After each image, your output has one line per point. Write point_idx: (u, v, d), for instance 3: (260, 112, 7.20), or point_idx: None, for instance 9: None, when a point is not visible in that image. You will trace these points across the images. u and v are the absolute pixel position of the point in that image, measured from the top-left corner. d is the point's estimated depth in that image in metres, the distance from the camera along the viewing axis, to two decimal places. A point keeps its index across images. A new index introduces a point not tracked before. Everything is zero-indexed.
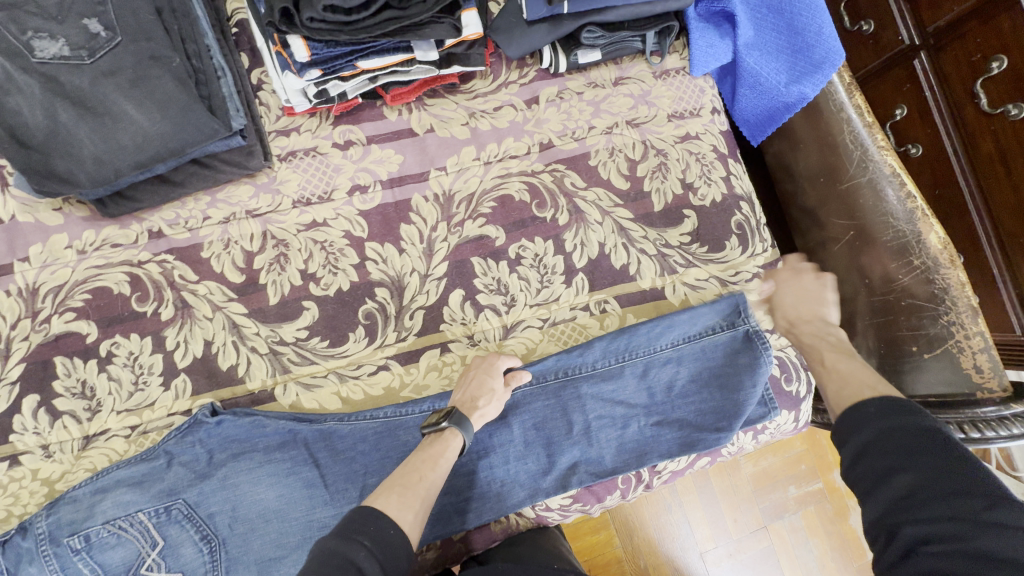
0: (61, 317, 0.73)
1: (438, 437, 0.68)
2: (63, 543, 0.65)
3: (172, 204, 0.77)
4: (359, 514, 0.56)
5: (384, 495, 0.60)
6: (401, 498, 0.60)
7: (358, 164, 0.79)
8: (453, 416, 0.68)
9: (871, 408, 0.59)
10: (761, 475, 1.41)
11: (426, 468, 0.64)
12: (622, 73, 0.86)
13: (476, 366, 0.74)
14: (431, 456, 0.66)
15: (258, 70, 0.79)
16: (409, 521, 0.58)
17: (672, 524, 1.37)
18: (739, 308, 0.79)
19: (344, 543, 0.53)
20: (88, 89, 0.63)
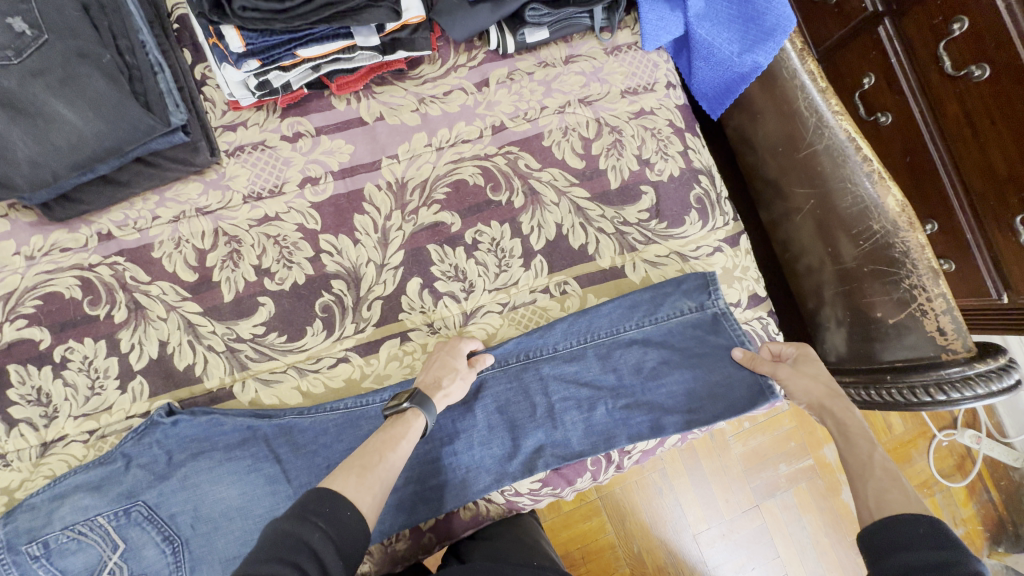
0: (12, 324, 0.72)
1: (397, 417, 0.67)
2: (21, 550, 0.65)
3: (120, 206, 0.76)
4: (315, 495, 0.55)
5: (342, 476, 0.59)
6: (358, 478, 0.59)
7: (308, 156, 0.79)
8: (414, 395, 0.68)
9: (922, 527, 0.53)
10: (751, 454, 1.41)
11: (385, 449, 0.63)
12: (573, 51, 0.85)
13: (437, 351, 0.73)
14: (392, 436, 0.65)
15: (202, 66, 0.78)
16: (367, 502, 0.57)
17: (664, 507, 1.37)
18: (711, 287, 0.78)
19: (298, 526, 0.52)
20: (17, 90, 0.62)
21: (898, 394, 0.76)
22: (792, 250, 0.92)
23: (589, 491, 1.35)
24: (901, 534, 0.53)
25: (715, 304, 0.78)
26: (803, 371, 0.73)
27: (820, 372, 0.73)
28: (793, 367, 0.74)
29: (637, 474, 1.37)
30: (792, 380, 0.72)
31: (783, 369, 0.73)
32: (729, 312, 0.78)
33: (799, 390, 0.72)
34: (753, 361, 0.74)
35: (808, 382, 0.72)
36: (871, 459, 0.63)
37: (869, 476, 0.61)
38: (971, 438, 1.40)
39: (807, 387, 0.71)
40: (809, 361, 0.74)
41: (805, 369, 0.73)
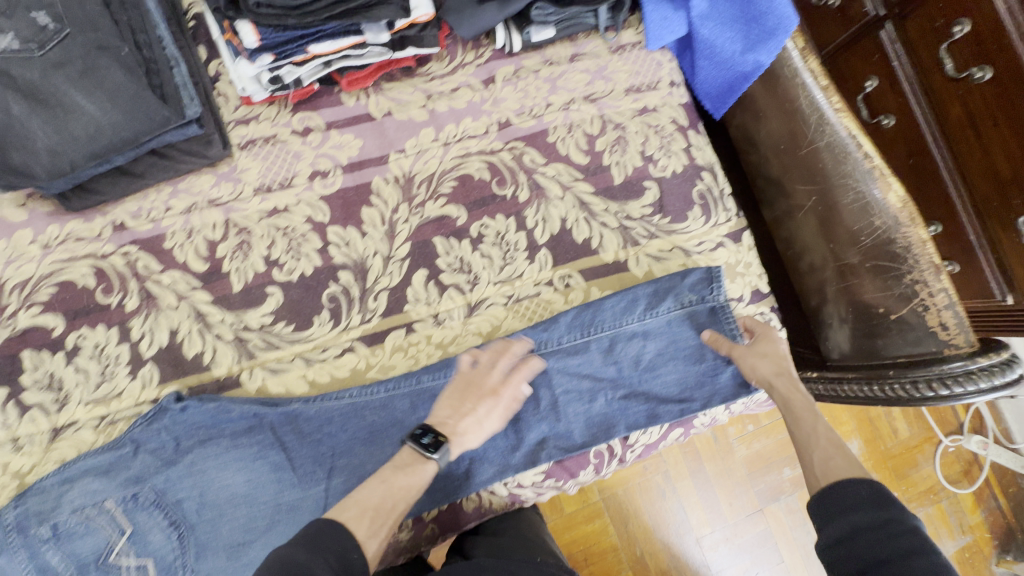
0: (28, 311, 0.74)
1: (419, 461, 0.66)
2: (31, 532, 0.66)
3: (134, 197, 0.77)
4: (329, 529, 0.56)
5: (357, 518, 0.59)
6: (370, 524, 0.59)
7: (318, 150, 0.80)
8: (442, 450, 0.65)
9: (864, 491, 0.57)
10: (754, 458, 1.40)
11: (400, 498, 0.63)
12: (577, 49, 0.86)
13: (473, 401, 0.70)
14: (410, 484, 0.64)
15: (216, 62, 0.80)
16: (373, 550, 0.58)
17: (667, 510, 1.36)
18: (712, 281, 0.78)
19: (311, 557, 0.52)
20: (40, 82, 0.64)
21: (901, 389, 0.76)
22: (795, 247, 0.93)
23: (591, 493, 1.35)
24: (846, 498, 0.58)
25: (717, 298, 0.78)
26: (758, 349, 0.75)
27: (773, 350, 0.75)
28: (750, 346, 0.76)
29: (640, 477, 1.36)
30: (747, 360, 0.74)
31: (741, 348, 0.75)
32: (729, 307, 0.78)
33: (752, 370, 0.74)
34: (717, 341, 0.77)
35: (759, 361, 0.74)
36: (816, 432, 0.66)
37: (813, 447, 0.65)
38: (978, 444, 1.39)
39: (761, 365, 0.73)
40: (767, 340, 0.76)
41: (762, 348, 0.75)
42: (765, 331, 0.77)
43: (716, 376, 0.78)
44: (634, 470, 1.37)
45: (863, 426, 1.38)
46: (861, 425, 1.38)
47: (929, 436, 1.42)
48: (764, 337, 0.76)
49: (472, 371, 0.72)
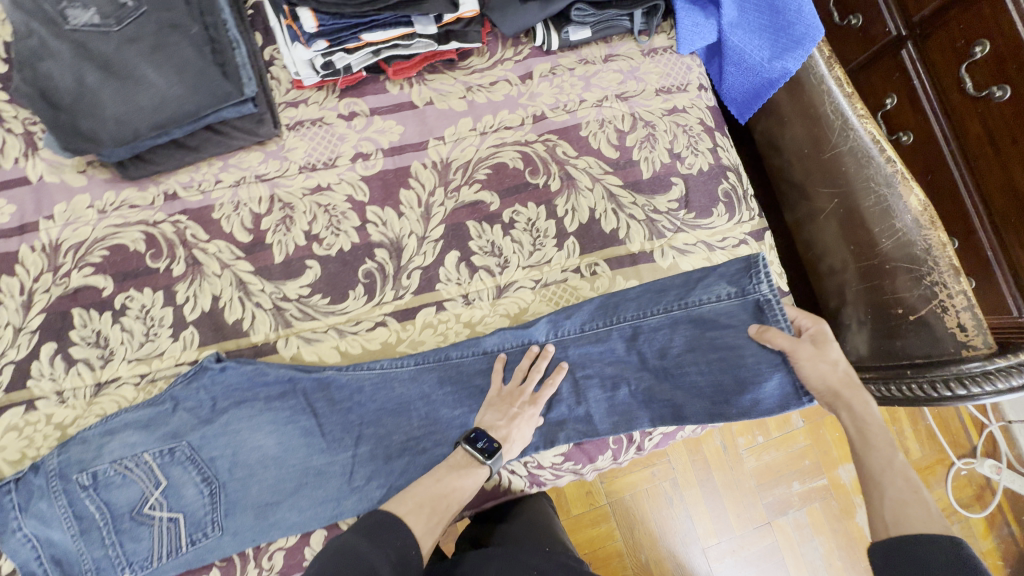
0: (80, 271, 0.78)
1: (472, 465, 0.70)
2: (72, 479, 0.69)
3: (187, 169, 0.82)
4: (389, 524, 0.61)
5: (416, 513, 0.64)
6: (427, 520, 0.64)
7: (361, 133, 0.84)
8: (497, 456, 0.70)
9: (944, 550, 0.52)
10: (763, 470, 1.40)
11: (454, 500, 0.67)
12: (612, 51, 0.90)
13: (520, 410, 0.75)
14: (461, 487, 0.68)
15: (271, 48, 0.85)
16: (427, 546, 0.63)
17: (674, 518, 1.36)
18: (754, 270, 0.77)
19: (372, 550, 0.58)
20: (114, 54, 0.70)
21: (918, 388, 0.78)
22: (815, 250, 0.95)
23: (598, 496, 1.35)
24: (921, 556, 0.53)
25: (766, 290, 0.76)
26: (824, 355, 0.71)
27: (840, 357, 0.71)
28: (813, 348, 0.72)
29: (647, 483, 1.37)
30: (807, 364, 0.71)
31: (804, 349, 0.71)
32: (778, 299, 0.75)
33: (813, 377, 0.70)
34: (765, 334, 0.74)
35: (824, 370, 0.70)
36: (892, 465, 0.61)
37: (886, 482, 0.61)
38: (991, 469, 1.39)
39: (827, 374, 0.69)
40: (828, 343, 0.72)
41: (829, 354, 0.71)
42: (822, 332, 0.73)
43: (760, 384, 0.75)
44: (642, 476, 1.37)
45: None
46: None
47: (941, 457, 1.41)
48: (824, 339, 0.72)
49: (507, 387, 0.77)
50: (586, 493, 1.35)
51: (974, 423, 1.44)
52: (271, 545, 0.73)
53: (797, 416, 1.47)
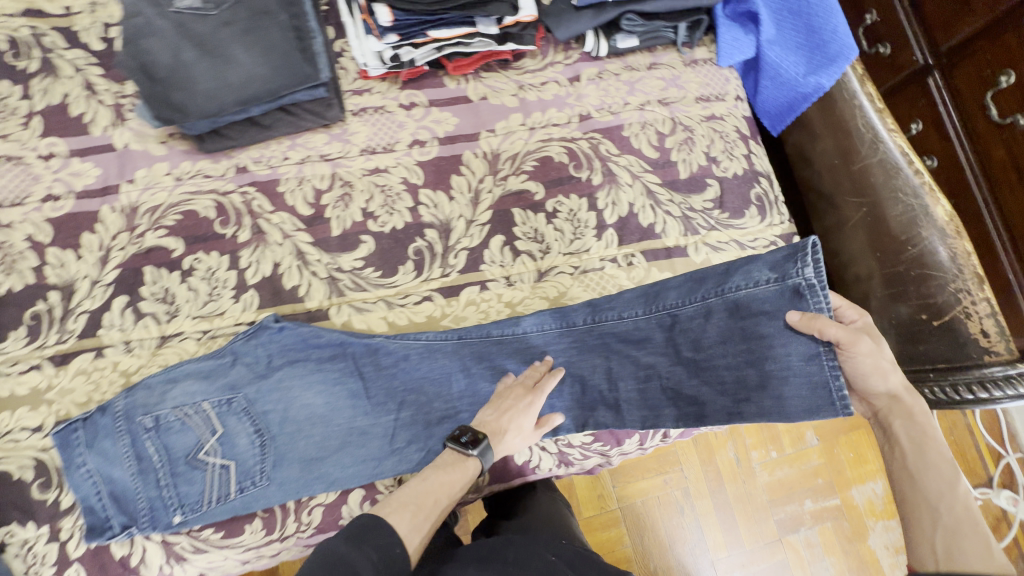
0: (154, 233, 0.84)
1: (460, 459, 0.72)
2: (137, 421, 0.74)
3: (258, 145, 0.88)
4: (371, 525, 0.60)
5: (398, 512, 0.64)
6: (413, 518, 0.64)
7: (419, 122, 0.91)
8: (482, 447, 0.72)
9: None
10: (776, 485, 1.41)
11: (443, 495, 0.68)
12: (656, 59, 0.96)
13: (514, 403, 0.76)
14: (449, 482, 0.70)
15: (341, 41, 0.92)
16: (414, 542, 0.63)
17: (684, 527, 1.37)
18: (797, 254, 0.70)
19: (353, 552, 0.57)
20: (210, 37, 0.77)
21: (941, 391, 0.82)
22: (842, 258, 0.99)
23: (610, 500, 1.37)
24: None
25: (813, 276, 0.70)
26: (882, 354, 0.68)
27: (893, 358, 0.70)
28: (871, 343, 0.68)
29: (659, 491, 1.38)
30: (863, 358, 0.67)
31: (862, 343, 0.67)
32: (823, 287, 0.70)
33: (868, 370, 0.69)
34: (815, 322, 0.69)
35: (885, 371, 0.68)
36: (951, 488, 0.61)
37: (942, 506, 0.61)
38: (1007, 500, 1.39)
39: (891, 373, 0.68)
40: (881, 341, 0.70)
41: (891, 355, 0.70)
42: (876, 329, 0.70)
43: (785, 381, 0.74)
44: (655, 483, 1.38)
45: None
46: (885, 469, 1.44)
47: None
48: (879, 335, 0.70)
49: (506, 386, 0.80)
50: (598, 496, 1.36)
51: (990, 453, 1.45)
52: (311, 500, 0.78)
53: (811, 433, 1.48)
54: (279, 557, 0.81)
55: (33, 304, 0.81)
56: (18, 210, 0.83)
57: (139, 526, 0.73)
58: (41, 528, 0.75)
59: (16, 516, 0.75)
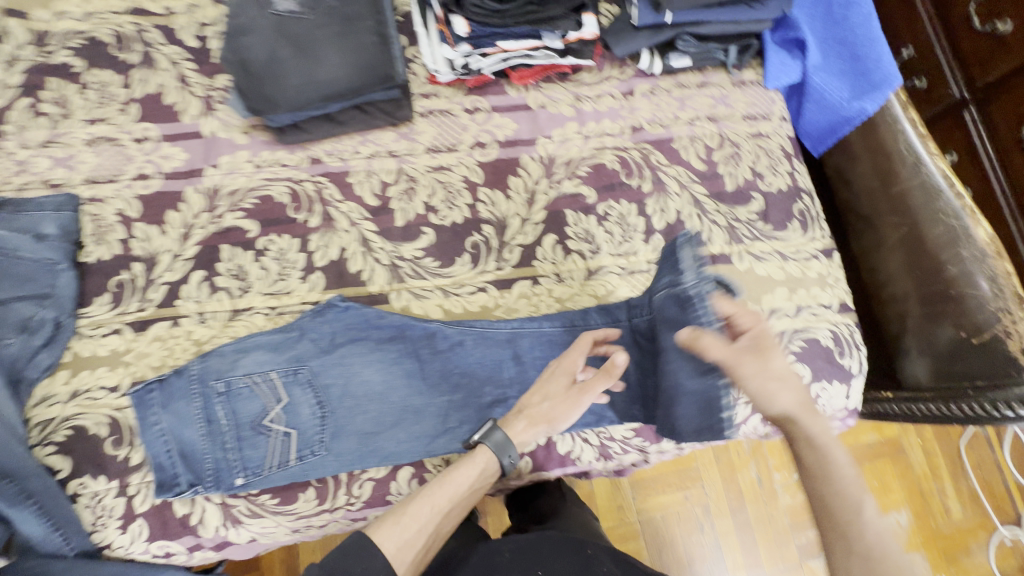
0: (233, 214, 0.91)
1: (471, 455, 0.77)
2: (210, 385, 0.79)
3: (332, 139, 0.95)
4: (352, 549, 0.65)
5: (384, 528, 0.69)
6: (402, 532, 0.68)
7: (481, 126, 0.97)
8: (485, 432, 0.77)
9: None
10: (798, 508, 1.41)
11: (443, 499, 0.72)
12: (706, 79, 1.01)
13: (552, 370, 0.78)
14: (453, 481, 0.74)
15: (413, 48, 0.98)
16: (408, 555, 0.67)
17: (703, 545, 1.37)
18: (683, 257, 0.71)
19: None
20: (304, 38, 0.85)
21: (979, 408, 0.85)
22: (880, 276, 1.01)
23: (629, 512, 1.37)
24: None
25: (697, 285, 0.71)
26: (768, 369, 0.65)
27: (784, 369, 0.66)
28: (756, 362, 0.65)
29: (680, 506, 1.38)
30: (751, 381, 0.64)
31: (747, 364, 0.65)
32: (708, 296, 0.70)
33: (758, 393, 0.65)
34: (698, 341, 0.66)
35: (778, 391, 0.65)
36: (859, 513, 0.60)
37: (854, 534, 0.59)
38: None
39: (781, 394, 0.64)
40: (769, 355, 0.66)
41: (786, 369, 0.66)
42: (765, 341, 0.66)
43: (677, 400, 0.74)
44: (675, 498, 1.39)
45: (915, 503, 1.45)
46: (915, 499, 1.45)
47: (984, 522, 1.46)
48: (767, 351, 0.65)
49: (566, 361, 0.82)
50: (617, 507, 1.37)
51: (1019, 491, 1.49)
52: (363, 474, 0.82)
53: None
54: (326, 529, 0.86)
55: (118, 273, 0.87)
56: (112, 186, 0.91)
57: (204, 485, 0.78)
58: (111, 482, 0.79)
59: (89, 469, 0.79)
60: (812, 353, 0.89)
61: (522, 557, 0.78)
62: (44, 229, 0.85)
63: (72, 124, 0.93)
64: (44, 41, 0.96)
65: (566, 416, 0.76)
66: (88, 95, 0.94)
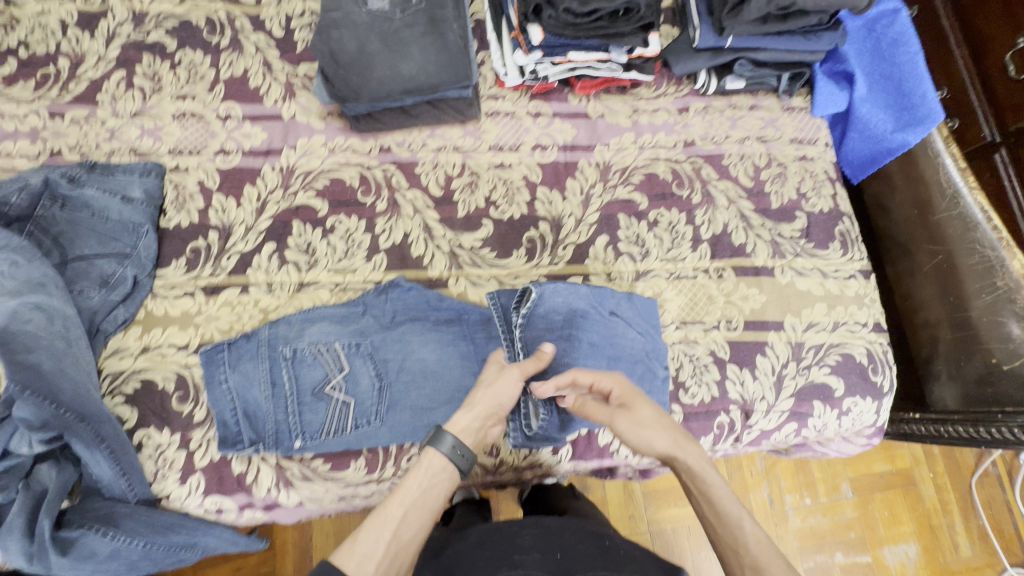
0: (305, 193, 0.96)
1: (424, 461, 0.68)
2: (277, 350, 0.83)
3: (403, 131, 1.00)
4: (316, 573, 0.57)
5: (343, 549, 0.60)
6: (364, 548, 0.60)
7: (543, 130, 1.02)
8: (435, 436, 0.69)
9: None
10: (808, 531, 1.41)
11: (399, 507, 0.64)
12: (757, 102, 1.07)
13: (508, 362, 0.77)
14: (407, 487, 0.66)
15: (483, 53, 1.05)
16: (370, 571, 0.58)
17: (712, 562, 1.36)
18: (518, 291, 0.82)
19: None
20: (390, 34, 0.91)
21: (1008, 432, 0.87)
22: (913, 302, 1.05)
23: (640, 522, 1.37)
24: None
25: (508, 309, 0.81)
26: (639, 418, 0.71)
27: (653, 415, 0.72)
28: (628, 414, 0.72)
29: (691, 520, 1.38)
30: (626, 432, 0.71)
31: (619, 418, 0.72)
32: (516, 323, 0.80)
33: (636, 441, 0.71)
34: (582, 407, 0.74)
35: (650, 434, 0.71)
36: (742, 524, 0.64)
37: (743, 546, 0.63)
38: None
39: (653, 438, 0.70)
40: (638, 402, 0.73)
41: (652, 413, 0.72)
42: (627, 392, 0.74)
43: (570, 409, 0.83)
44: (687, 512, 1.39)
45: (924, 536, 1.46)
46: (924, 532, 1.46)
47: (991, 561, 1.47)
48: (632, 401, 0.73)
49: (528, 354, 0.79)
50: (629, 516, 1.37)
51: None
52: (412, 448, 0.86)
53: (847, 484, 1.48)
54: (370, 500, 0.89)
55: (195, 240, 0.92)
56: (195, 158, 0.96)
57: (265, 444, 0.81)
58: (174, 436, 0.83)
59: (154, 421, 0.83)
60: (847, 369, 0.93)
61: (543, 539, 0.76)
62: (131, 192, 0.91)
63: (162, 98, 0.99)
64: (141, 21, 1.03)
65: (502, 401, 0.73)
66: (178, 73, 1.01)
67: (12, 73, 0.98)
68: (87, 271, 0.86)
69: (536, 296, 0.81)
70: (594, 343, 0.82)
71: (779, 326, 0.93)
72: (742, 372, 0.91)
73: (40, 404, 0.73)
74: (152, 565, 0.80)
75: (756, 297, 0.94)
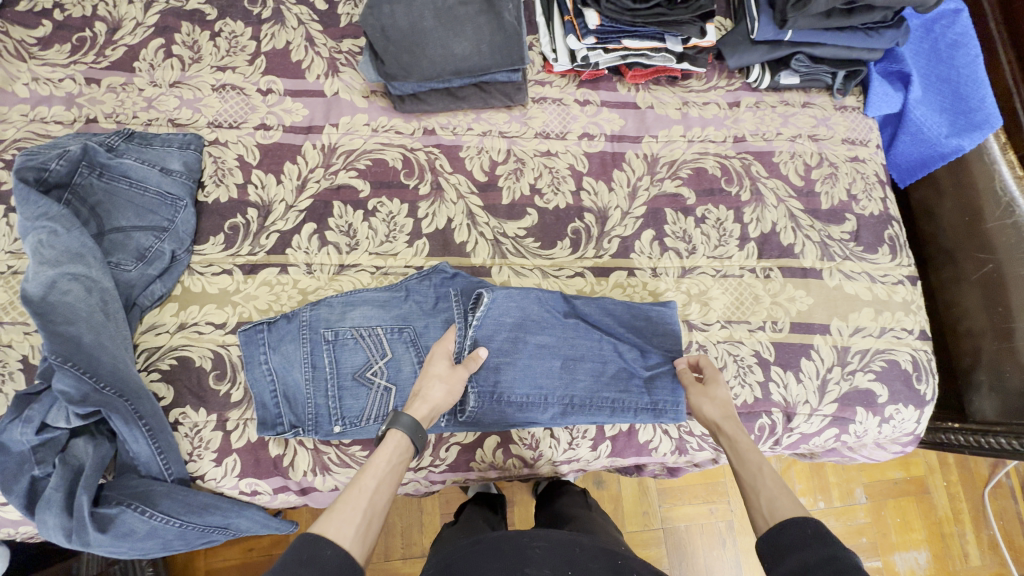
0: (346, 173, 0.93)
1: (387, 439, 0.69)
2: (319, 332, 0.81)
3: (448, 113, 0.98)
4: (301, 542, 0.56)
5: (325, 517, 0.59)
6: (342, 515, 0.60)
7: (591, 118, 1.00)
8: (393, 416, 0.70)
9: (809, 526, 0.57)
10: None
11: (371, 478, 0.64)
12: (810, 99, 1.04)
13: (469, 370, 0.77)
14: (375, 462, 0.66)
15: (532, 37, 1.02)
16: (349, 534, 0.58)
17: (723, 562, 1.34)
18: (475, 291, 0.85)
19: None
20: (444, 12, 0.89)
21: None
22: (957, 310, 1.03)
23: (654, 519, 1.36)
24: (790, 538, 0.57)
25: (462, 307, 0.84)
26: (709, 391, 0.76)
27: (724, 393, 0.76)
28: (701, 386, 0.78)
29: (705, 520, 1.36)
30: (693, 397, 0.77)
31: (692, 386, 0.78)
32: (468, 319, 0.83)
33: (695, 406, 0.76)
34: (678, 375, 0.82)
35: (707, 403, 0.75)
36: (761, 470, 0.66)
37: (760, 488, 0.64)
38: None
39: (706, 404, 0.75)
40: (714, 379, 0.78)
41: (710, 390, 0.76)
42: (713, 372, 0.78)
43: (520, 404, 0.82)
44: (700, 511, 1.37)
45: (936, 544, 1.46)
46: (937, 540, 1.46)
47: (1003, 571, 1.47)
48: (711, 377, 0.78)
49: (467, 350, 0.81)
50: (643, 512, 1.36)
51: None
52: (451, 438, 0.86)
53: (861, 490, 1.47)
54: None
55: (233, 216, 0.90)
56: (234, 132, 0.94)
57: (305, 428, 0.80)
58: (210, 416, 0.81)
59: (190, 400, 0.82)
60: (891, 375, 0.91)
61: (554, 552, 0.69)
62: (169, 164, 0.88)
63: (201, 68, 0.96)
64: None
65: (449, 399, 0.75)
66: (218, 43, 0.98)
67: (48, 35, 0.95)
68: (124, 243, 0.84)
69: (489, 299, 0.82)
70: (541, 344, 0.83)
71: (826, 329, 0.92)
72: (787, 374, 0.89)
73: (80, 377, 0.72)
74: (184, 544, 0.78)
75: (803, 299, 0.93)
